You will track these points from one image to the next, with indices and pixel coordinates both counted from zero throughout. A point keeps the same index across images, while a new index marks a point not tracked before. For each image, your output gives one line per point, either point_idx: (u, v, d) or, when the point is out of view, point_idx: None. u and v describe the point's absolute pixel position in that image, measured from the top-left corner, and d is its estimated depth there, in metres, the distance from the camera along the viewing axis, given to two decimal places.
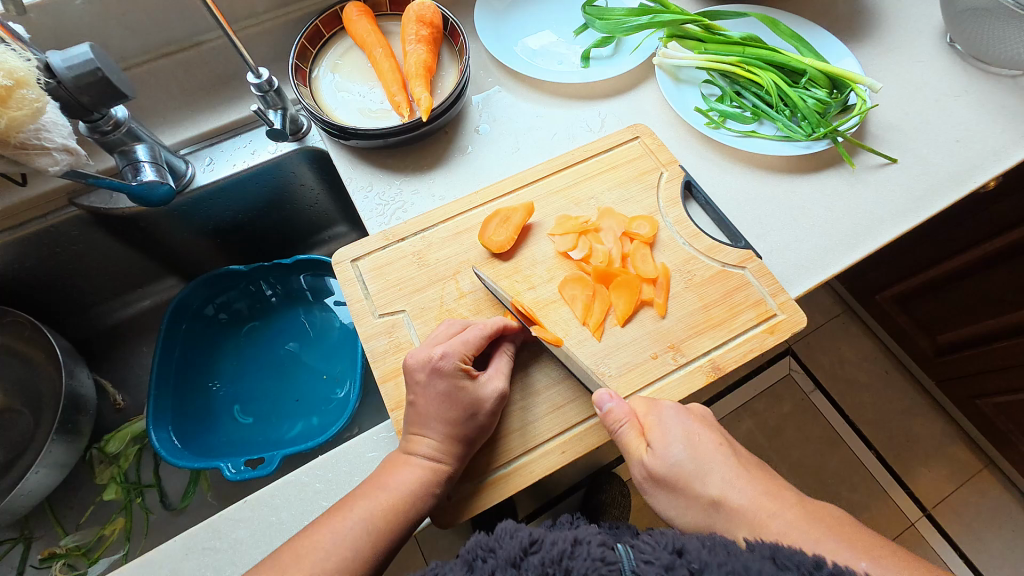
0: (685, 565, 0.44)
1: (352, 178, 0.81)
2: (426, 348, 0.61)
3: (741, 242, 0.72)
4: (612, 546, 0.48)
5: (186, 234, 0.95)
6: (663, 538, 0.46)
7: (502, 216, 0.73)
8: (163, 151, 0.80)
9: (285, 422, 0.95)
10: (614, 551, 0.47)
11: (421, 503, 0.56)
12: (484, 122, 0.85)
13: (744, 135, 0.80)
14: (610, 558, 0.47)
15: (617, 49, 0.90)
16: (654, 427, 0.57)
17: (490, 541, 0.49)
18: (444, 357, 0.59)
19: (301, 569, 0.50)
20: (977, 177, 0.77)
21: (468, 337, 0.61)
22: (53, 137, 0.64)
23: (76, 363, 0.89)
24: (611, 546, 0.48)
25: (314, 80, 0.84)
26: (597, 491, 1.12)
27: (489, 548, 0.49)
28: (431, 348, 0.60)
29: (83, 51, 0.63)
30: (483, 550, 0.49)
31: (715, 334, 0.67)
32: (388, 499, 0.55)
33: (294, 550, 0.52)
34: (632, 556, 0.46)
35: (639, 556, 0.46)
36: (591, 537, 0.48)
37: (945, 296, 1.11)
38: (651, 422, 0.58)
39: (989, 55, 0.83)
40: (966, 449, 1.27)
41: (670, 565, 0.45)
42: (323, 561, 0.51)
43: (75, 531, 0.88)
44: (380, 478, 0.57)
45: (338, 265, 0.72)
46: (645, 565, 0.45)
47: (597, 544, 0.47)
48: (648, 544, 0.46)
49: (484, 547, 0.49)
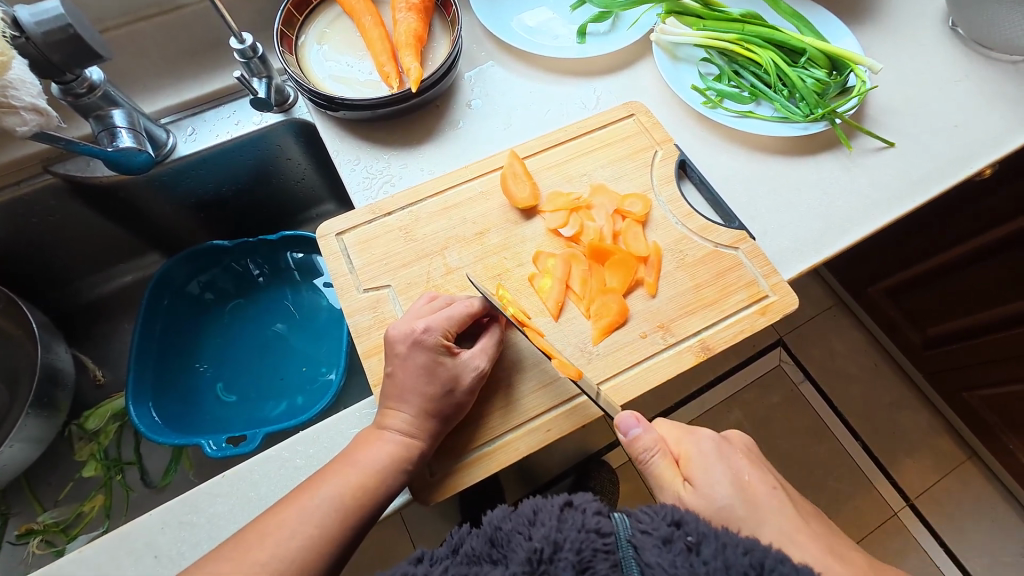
0: (683, 538, 0.44)
1: (338, 151, 0.79)
2: (408, 321, 0.59)
3: (734, 223, 0.71)
4: (608, 515, 0.46)
5: (167, 206, 0.92)
6: (662, 509, 0.46)
7: (510, 171, 0.72)
8: (142, 118, 0.77)
9: (269, 402, 0.94)
10: (610, 521, 0.46)
11: (393, 475, 0.55)
12: (476, 96, 0.83)
13: (741, 115, 0.78)
14: (605, 529, 0.45)
15: (615, 25, 0.87)
16: (692, 460, 0.54)
17: (493, 552, 0.47)
18: (426, 330, 0.58)
19: (265, 546, 0.49)
20: (974, 163, 0.76)
21: (451, 312, 0.60)
22: (20, 95, 0.61)
23: (53, 337, 0.87)
24: (607, 516, 0.46)
25: (301, 49, 0.81)
26: (586, 477, 1.13)
27: (494, 559, 0.47)
28: (413, 321, 0.59)
29: (53, 6, 0.61)
30: (487, 561, 0.47)
31: (707, 314, 0.66)
32: (361, 471, 0.54)
33: (259, 529, 0.51)
34: (628, 526, 0.45)
35: (636, 525, 0.45)
36: (587, 506, 0.47)
37: (938, 288, 1.10)
38: (686, 453, 0.55)
39: (990, 39, 0.82)
40: (950, 440, 1.28)
41: (668, 536, 0.44)
42: (289, 540, 0.50)
43: (53, 508, 0.86)
44: (350, 455, 0.56)
45: (322, 238, 0.70)
46: (642, 535, 0.45)
47: (593, 514, 0.46)
48: (647, 514, 0.46)
49: (486, 556, 0.47)
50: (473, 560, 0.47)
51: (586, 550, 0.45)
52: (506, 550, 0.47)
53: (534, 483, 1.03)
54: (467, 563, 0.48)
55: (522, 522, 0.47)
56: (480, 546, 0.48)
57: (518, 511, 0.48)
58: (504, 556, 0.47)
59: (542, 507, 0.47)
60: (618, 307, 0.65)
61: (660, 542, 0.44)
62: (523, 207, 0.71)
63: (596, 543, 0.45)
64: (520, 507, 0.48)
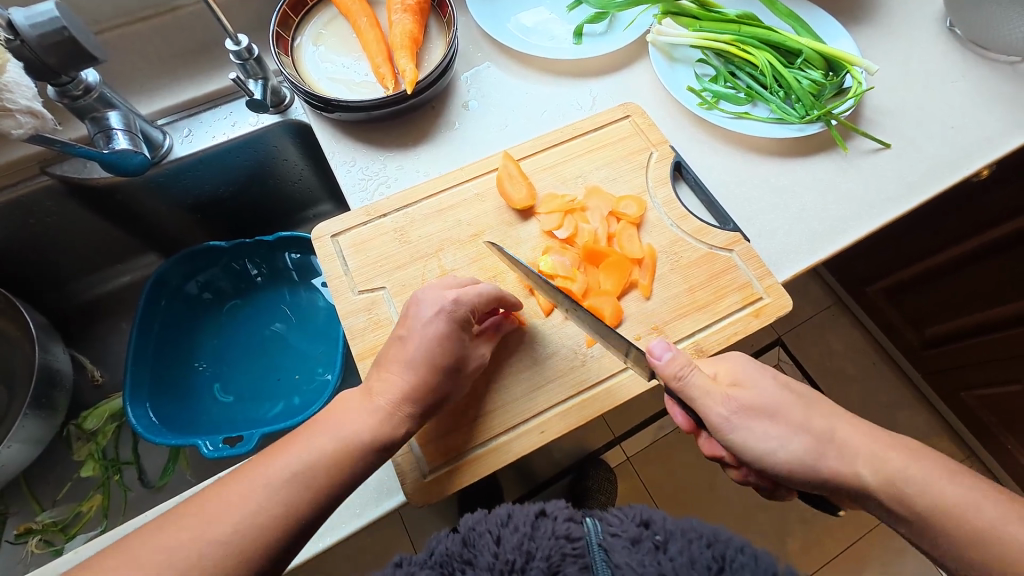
0: (650, 537, 0.47)
1: (334, 152, 0.79)
2: (438, 290, 0.59)
3: (729, 225, 0.71)
4: (579, 521, 0.49)
5: (164, 206, 0.92)
6: (631, 511, 0.49)
7: (505, 172, 0.72)
8: (138, 120, 0.78)
9: (266, 402, 0.94)
10: (580, 526, 0.48)
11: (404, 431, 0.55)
12: (473, 98, 0.83)
13: (737, 117, 0.78)
14: (575, 534, 0.48)
15: (611, 26, 0.87)
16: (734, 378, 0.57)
17: (466, 552, 0.48)
18: (457, 303, 0.58)
19: None
20: (970, 164, 0.76)
21: (481, 291, 0.60)
22: (15, 98, 0.61)
23: (50, 338, 0.87)
24: (578, 522, 0.49)
25: (296, 50, 0.81)
26: (584, 476, 1.15)
27: (466, 560, 0.48)
28: (443, 291, 0.59)
29: (48, 8, 0.61)
30: (459, 563, 0.48)
31: (700, 317, 0.66)
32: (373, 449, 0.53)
33: None
34: (599, 530, 0.48)
35: (606, 529, 0.49)
36: (558, 512, 0.49)
37: (935, 288, 1.10)
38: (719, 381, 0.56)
39: (987, 40, 0.82)
40: (948, 440, 1.28)
41: (637, 537, 0.47)
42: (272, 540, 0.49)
43: (52, 507, 0.87)
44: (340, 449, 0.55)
45: (317, 240, 0.70)
46: (612, 538, 0.48)
47: (564, 520, 0.49)
48: (616, 517, 0.49)
49: (458, 557, 0.48)
50: (447, 563, 0.48)
51: (555, 555, 0.47)
52: (478, 552, 0.48)
53: (533, 482, 1.04)
54: (441, 565, 0.48)
55: (496, 523, 0.49)
56: (454, 548, 0.49)
57: (492, 514, 0.50)
58: (476, 558, 0.48)
59: (516, 512, 0.49)
60: (612, 309, 0.65)
61: (629, 542, 0.47)
62: (520, 208, 0.71)
63: (565, 547, 0.47)
64: (495, 510, 0.50)
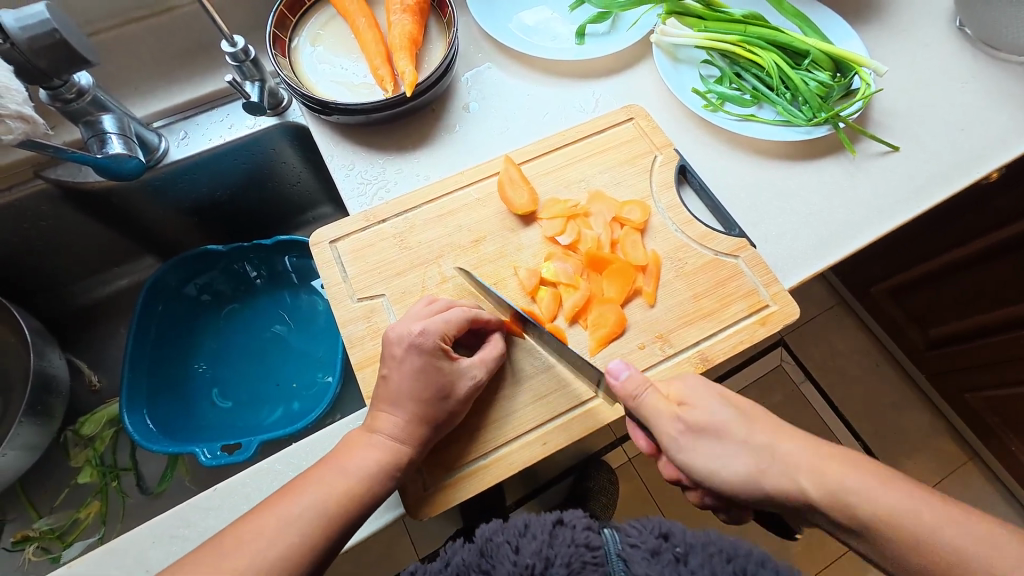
0: (670, 550, 0.46)
1: (332, 156, 0.77)
2: (406, 323, 0.58)
3: (735, 230, 0.70)
4: (598, 530, 0.48)
5: (160, 210, 0.90)
6: (650, 522, 0.48)
7: (506, 177, 0.71)
8: (133, 123, 0.76)
9: (265, 407, 0.93)
10: (598, 536, 0.48)
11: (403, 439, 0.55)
12: (473, 99, 0.81)
13: (743, 119, 0.77)
14: (594, 543, 0.47)
15: (614, 25, 0.85)
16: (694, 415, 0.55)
17: (484, 563, 0.47)
18: (424, 333, 0.57)
19: (244, 555, 0.48)
20: (981, 167, 0.74)
21: (449, 317, 0.59)
22: (6, 102, 0.60)
23: (45, 344, 0.86)
24: (596, 531, 0.48)
25: (294, 51, 0.80)
26: (586, 478, 1.14)
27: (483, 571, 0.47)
28: (411, 323, 0.58)
29: (38, 10, 0.59)
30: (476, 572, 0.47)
31: (705, 325, 0.65)
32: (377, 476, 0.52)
33: (238, 536, 0.49)
34: (618, 540, 0.48)
35: (625, 539, 0.47)
36: (576, 521, 0.48)
37: (941, 290, 1.09)
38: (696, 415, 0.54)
39: (998, 39, 0.80)
40: (952, 441, 1.27)
41: (656, 549, 0.46)
42: (266, 554, 0.48)
43: (49, 514, 0.86)
44: (334, 458, 0.54)
45: (315, 246, 0.69)
46: (631, 548, 0.47)
47: (582, 529, 0.48)
48: (635, 528, 0.48)
49: (475, 568, 0.47)
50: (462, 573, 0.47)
51: (575, 562, 0.46)
52: (497, 563, 0.47)
53: (535, 486, 1.03)
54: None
55: (513, 533, 0.48)
56: (470, 559, 0.47)
57: (509, 524, 0.48)
58: (493, 568, 0.47)
59: (533, 521, 0.48)
60: (615, 317, 0.64)
61: (648, 554, 0.46)
62: (522, 213, 0.70)
63: (585, 556, 0.47)
64: (511, 520, 0.49)
